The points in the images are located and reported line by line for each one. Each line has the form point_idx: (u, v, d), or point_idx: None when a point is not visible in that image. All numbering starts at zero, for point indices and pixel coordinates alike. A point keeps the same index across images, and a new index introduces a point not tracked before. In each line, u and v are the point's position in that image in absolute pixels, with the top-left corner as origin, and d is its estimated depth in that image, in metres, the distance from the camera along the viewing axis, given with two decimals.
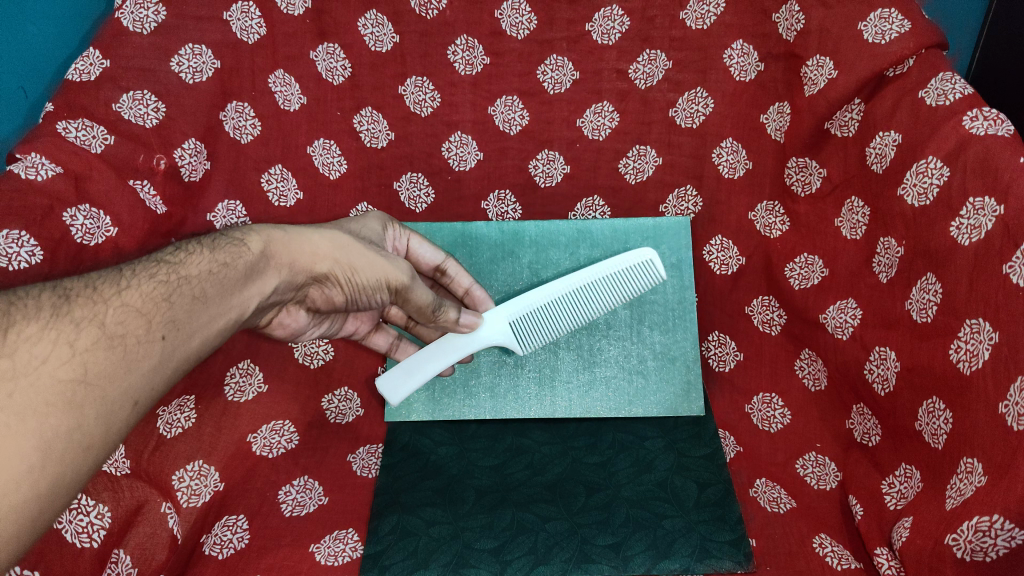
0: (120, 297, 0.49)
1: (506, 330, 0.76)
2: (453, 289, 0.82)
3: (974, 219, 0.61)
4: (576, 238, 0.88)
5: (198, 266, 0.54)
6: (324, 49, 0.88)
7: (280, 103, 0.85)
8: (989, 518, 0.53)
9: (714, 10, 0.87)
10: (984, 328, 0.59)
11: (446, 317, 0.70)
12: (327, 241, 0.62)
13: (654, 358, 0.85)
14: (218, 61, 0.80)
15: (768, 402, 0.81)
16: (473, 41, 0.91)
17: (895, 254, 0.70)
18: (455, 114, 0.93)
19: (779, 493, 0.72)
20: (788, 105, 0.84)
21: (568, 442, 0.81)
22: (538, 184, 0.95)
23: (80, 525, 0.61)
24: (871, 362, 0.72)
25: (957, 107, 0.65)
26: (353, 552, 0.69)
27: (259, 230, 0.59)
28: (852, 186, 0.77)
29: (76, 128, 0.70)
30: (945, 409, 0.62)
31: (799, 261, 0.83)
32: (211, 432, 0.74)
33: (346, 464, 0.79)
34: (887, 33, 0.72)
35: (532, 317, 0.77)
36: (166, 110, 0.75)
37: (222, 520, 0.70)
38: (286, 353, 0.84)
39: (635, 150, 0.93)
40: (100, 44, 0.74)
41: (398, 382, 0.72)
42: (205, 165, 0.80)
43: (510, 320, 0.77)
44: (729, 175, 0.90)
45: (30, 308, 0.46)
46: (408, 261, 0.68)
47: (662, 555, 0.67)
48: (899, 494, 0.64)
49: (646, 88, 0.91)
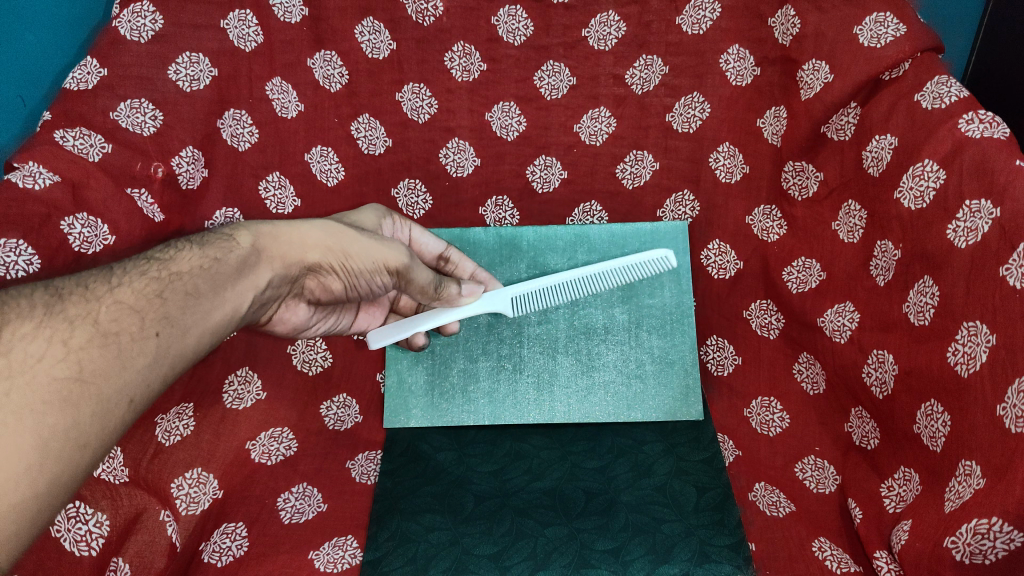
0: (113, 295, 0.49)
1: (506, 304, 0.79)
2: (458, 276, 0.84)
3: (971, 222, 0.61)
4: (574, 243, 0.89)
5: (189, 262, 0.54)
6: (322, 56, 0.88)
7: (278, 111, 0.86)
8: (988, 520, 0.53)
9: (711, 15, 0.87)
10: (982, 330, 0.59)
11: (448, 293, 0.72)
12: (317, 231, 0.62)
13: (654, 362, 0.85)
14: (216, 69, 0.80)
15: (767, 406, 0.81)
16: (470, 48, 0.91)
17: (893, 257, 0.70)
18: (453, 120, 0.93)
19: (779, 496, 0.73)
20: (785, 109, 0.85)
21: (567, 447, 0.81)
22: (536, 189, 0.95)
23: (78, 534, 0.61)
24: (870, 365, 0.72)
25: (953, 110, 0.65)
26: (352, 558, 0.69)
27: (248, 227, 0.60)
28: (849, 189, 0.77)
29: (74, 136, 0.70)
30: (943, 412, 0.62)
31: (797, 264, 0.83)
32: (209, 439, 0.75)
33: (345, 471, 0.78)
34: (883, 36, 0.72)
35: (532, 295, 0.81)
36: (165, 118, 0.75)
37: (221, 527, 0.70)
38: (285, 360, 0.85)
39: (633, 155, 0.93)
40: (98, 53, 0.74)
41: (384, 330, 0.75)
42: (204, 173, 0.80)
43: (511, 298, 0.79)
44: (726, 180, 0.90)
45: (24, 307, 0.46)
46: (403, 243, 0.67)
47: (661, 559, 0.67)
48: (899, 497, 0.64)
49: (643, 93, 0.91)
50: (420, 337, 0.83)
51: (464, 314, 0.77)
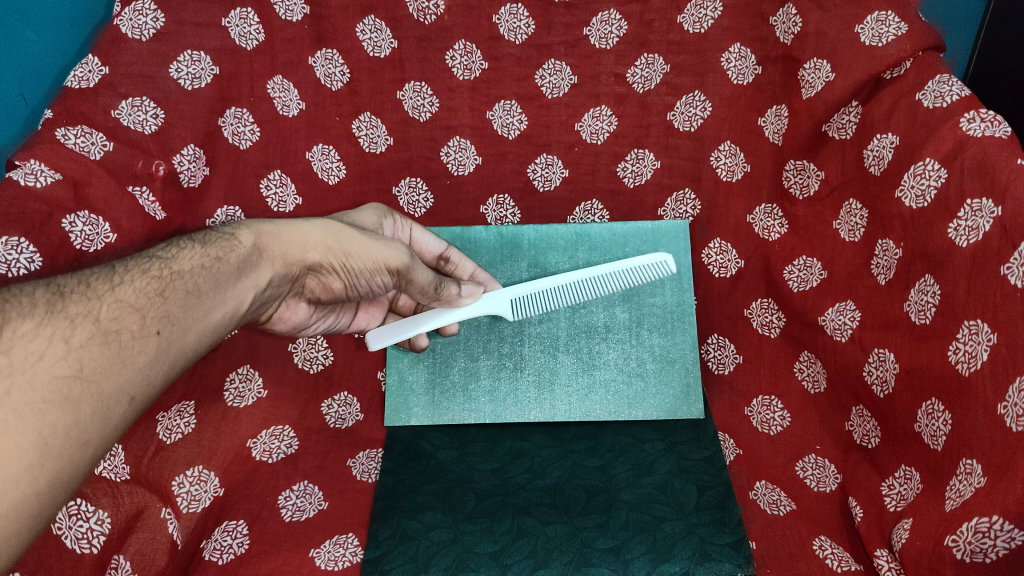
0: (114, 293, 0.49)
1: (506, 305, 0.79)
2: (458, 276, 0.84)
3: (972, 221, 0.61)
4: (574, 241, 0.89)
5: (190, 261, 0.55)
6: (323, 55, 0.88)
7: (279, 109, 0.86)
8: (989, 519, 0.53)
9: (712, 13, 0.87)
10: (983, 329, 0.59)
11: (447, 293, 0.72)
12: (318, 230, 0.62)
13: (654, 361, 0.85)
14: (217, 68, 0.80)
15: (767, 405, 0.81)
16: (471, 46, 0.91)
17: (894, 256, 0.70)
18: (454, 119, 0.93)
19: (779, 495, 0.73)
20: (786, 108, 0.85)
21: (567, 445, 0.81)
22: (537, 188, 0.95)
23: (80, 531, 0.62)
24: (870, 364, 0.72)
25: (954, 108, 0.65)
26: (353, 557, 0.69)
27: (250, 226, 0.60)
28: (851, 188, 0.77)
29: (75, 134, 0.70)
30: (944, 410, 0.62)
31: (798, 263, 0.83)
32: (210, 438, 0.75)
33: (346, 469, 0.78)
34: (884, 35, 0.72)
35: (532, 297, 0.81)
36: (165, 117, 0.75)
37: (222, 525, 0.70)
38: (285, 358, 0.85)
39: (634, 154, 0.93)
40: (99, 51, 0.74)
41: (384, 331, 0.74)
42: (205, 171, 0.80)
43: (511, 299, 0.79)
44: (727, 178, 0.90)
45: (25, 305, 0.46)
46: (403, 243, 0.67)
47: (661, 558, 0.67)
48: (899, 496, 0.64)
49: (644, 92, 0.91)
50: (422, 339, 0.83)
51: (463, 316, 0.77)
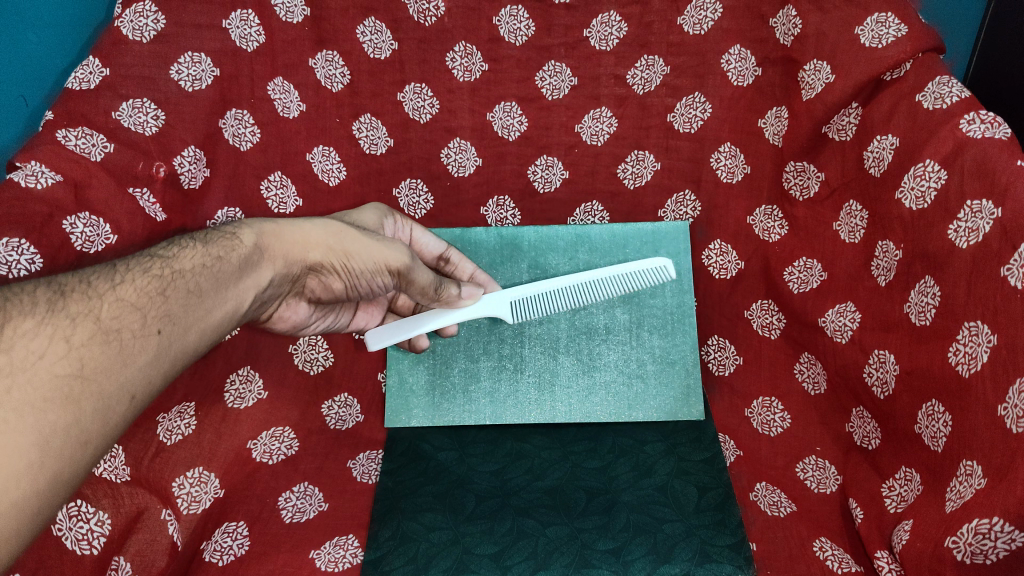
0: (115, 292, 0.49)
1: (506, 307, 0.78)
2: (458, 276, 0.84)
3: (972, 222, 0.61)
4: (574, 243, 0.89)
5: (192, 260, 0.55)
6: (323, 56, 0.88)
7: (279, 110, 0.86)
8: (989, 521, 0.53)
9: (713, 15, 0.87)
10: (983, 330, 0.59)
11: (447, 294, 0.72)
12: (319, 230, 0.62)
13: (654, 362, 0.85)
14: (217, 69, 0.80)
15: (768, 406, 0.81)
16: (471, 47, 0.91)
17: (894, 257, 0.70)
18: (454, 120, 0.93)
19: (779, 496, 0.73)
20: (786, 109, 0.85)
21: (568, 447, 0.81)
22: (537, 189, 0.95)
23: (80, 533, 0.62)
24: (870, 365, 0.72)
25: (954, 110, 0.65)
26: (353, 558, 0.69)
27: (252, 225, 0.60)
28: (851, 189, 0.77)
29: (76, 136, 0.70)
30: (944, 412, 0.62)
31: (798, 264, 0.83)
32: (210, 439, 0.75)
33: (346, 471, 0.78)
34: (884, 37, 0.72)
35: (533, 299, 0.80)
36: (166, 118, 0.75)
37: (221, 527, 0.70)
38: (286, 359, 0.85)
39: (634, 155, 0.93)
40: (99, 53, 0.74)
41: (383, 332, 0.74)
42: (205, 172, 0.80)
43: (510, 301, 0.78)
44: (727, 180, 0.90)
45: (26, 304, 0.46)
46: (404, 243, 0.67)
47: (662, 559, 0.67)
48: (899, 497, 0.64)
49: (644, 93, 0.91)
50: (422, 339, 0.83)
51: (463, 317, 0.77)
